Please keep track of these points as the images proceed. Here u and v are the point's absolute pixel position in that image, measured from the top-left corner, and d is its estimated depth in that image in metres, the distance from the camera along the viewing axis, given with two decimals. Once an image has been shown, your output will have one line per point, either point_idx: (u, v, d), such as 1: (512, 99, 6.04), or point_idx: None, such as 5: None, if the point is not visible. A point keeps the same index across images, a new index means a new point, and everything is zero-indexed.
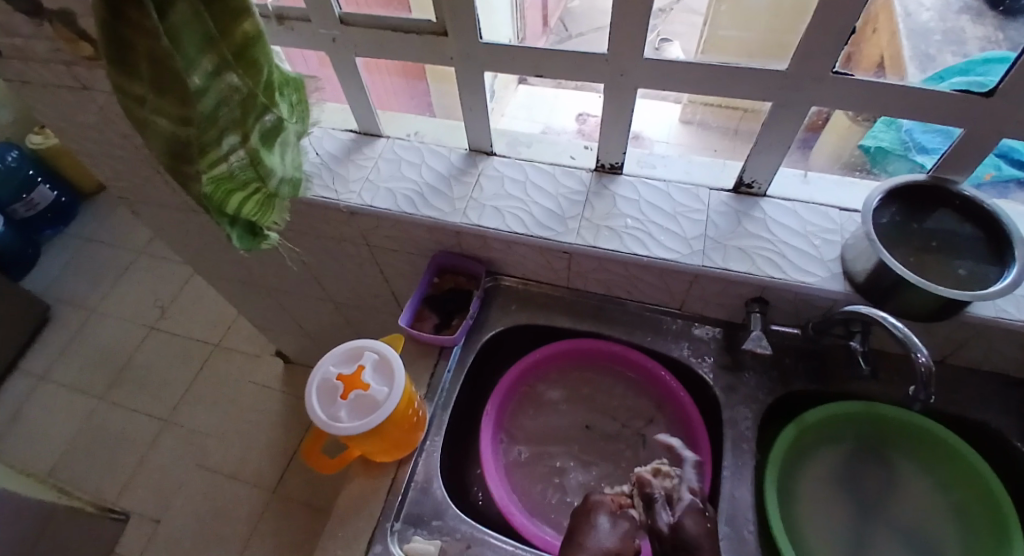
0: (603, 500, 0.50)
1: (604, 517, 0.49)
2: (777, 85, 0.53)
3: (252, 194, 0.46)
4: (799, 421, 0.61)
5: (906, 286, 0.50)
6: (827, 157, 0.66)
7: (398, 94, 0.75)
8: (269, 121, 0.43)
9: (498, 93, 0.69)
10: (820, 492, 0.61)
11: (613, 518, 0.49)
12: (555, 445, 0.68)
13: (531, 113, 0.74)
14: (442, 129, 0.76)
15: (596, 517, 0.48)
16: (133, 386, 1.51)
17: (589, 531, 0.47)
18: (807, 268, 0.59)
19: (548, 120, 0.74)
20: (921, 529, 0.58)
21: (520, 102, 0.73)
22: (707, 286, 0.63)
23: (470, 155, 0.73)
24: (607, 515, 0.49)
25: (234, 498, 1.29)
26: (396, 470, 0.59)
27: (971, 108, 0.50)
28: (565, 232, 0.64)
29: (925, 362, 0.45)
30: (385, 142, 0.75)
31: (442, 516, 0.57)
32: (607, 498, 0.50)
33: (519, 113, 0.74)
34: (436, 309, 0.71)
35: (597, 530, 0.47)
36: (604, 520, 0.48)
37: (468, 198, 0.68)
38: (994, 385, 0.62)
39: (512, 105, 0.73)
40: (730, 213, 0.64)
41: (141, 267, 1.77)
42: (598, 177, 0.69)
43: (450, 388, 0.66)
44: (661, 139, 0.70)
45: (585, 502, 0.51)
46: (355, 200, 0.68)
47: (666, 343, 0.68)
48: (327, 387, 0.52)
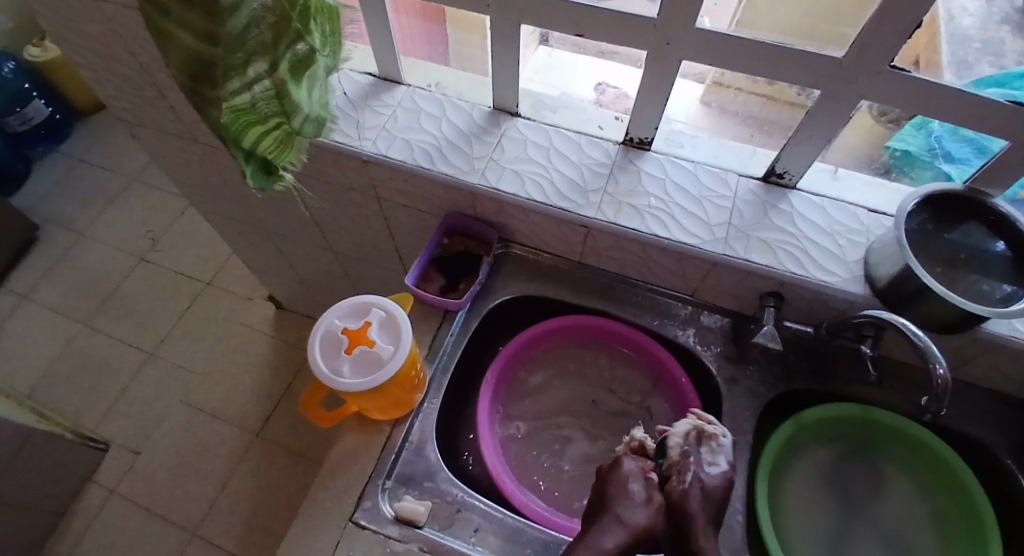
0: (634, 467, 0.50)
1: (635, 480, 0.49)
2: (829, 74, 0.50)
3: (272, 130, 0.42)
4: (796, 419, 0.61)
5: (931, 296, 0.49)
6: (846, 154, 0.64)
7: (418, 39, 0.71)
8: (302, 51, 0.39)
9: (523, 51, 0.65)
10: (807, 486, 0.62)
11: (641, 481, 0.50)
12: (567, 417, 0.68)
13: (550, 77, 0.70)
14: (464, 82, 0.72)
15: (631, 486, 0.49)
16: (120, 315, 1.48)
17: (626, 499, 0.48)
18: (829, 267, 0.57)
19: (566, 86, 0.71)
20: (901, 533, 0.60)
21: (541, 62, 0.69)
22: (724, 276, 0.61)
23: (493, 113, 0.69)
24: (640, 483, 0.49)
25: (217, 437, 1.29)
26: (391, 429, 0.59)
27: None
28: (586, 205, 0.61)
29: (942, 375, 0.45)
30: (405, 89, 0.71)
31: (433, 478, 0.57)
32: (637, 466, 0.51)
33: (539, 75, 0.70)
34: (444, 271, 0.69)
35: (633, 496, 0.48)
36: (638, 488, 0.49)
37: (488, 158, 0.65)
38: (991, 402, 0.62)
39: (530, 66, 0.68)
40: (757, 203, 0.62)
41: (134, 194, 1.71)
42: (625, 151, 0.66)
43: (452, 350, 0.64)
44: (679, 118, 0.67)
45: (615, 470, 0.51)
46: (370, 148, 0.65)
47: (673, 327, 0.67)
48: (332, 340, 0.50)
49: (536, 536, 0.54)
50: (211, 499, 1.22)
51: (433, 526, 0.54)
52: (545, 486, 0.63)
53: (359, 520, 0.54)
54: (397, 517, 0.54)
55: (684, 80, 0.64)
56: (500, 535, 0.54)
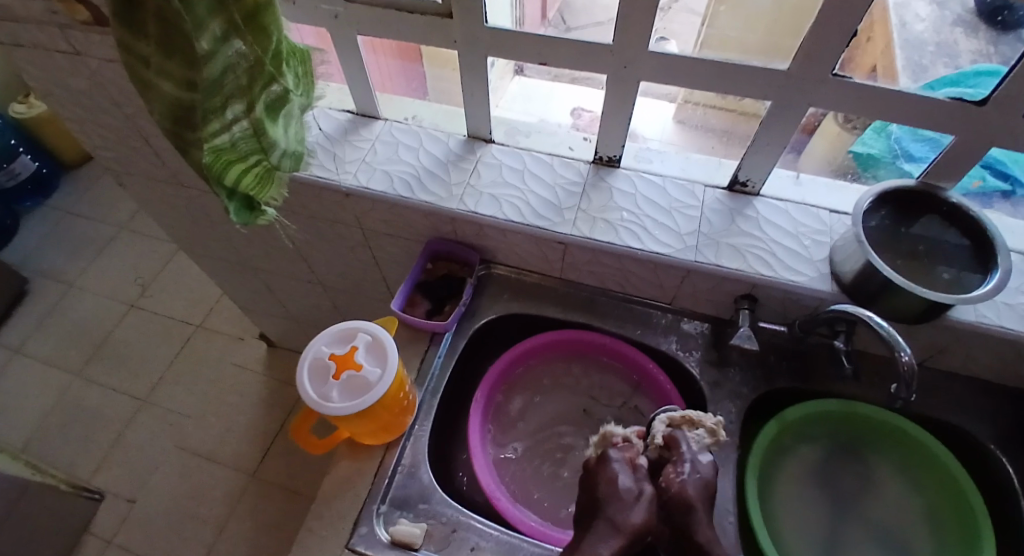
0: (621, 460, 0.51)
1: (623, 473, 0.49)
2: (778, 85, 0.53)
3: (252, 167, 0.45)
4: (781, 417, 0.62)
5: (893, 288, 0.51)
6: (818, 161, 0.67)
7: (396, 76, 0.75)
8: (275, 92, 0.42)
9: (496, 83, 0.70)
10: (797, 485, 0.63)
11: (629, 472, 0.50)
12: (568, 426, 0.69)
13: (527, 105, 0.75)
14: (441, 115, 0.76)
15: (621, 482, 0.49)
16: (111, 363, 1.48)
17: (619, 502, 0.48)
18: (797, 267, 0.60)
19: (544, 113, 0.74)
20: (893, 525, 0.60)
21: (517, 92, 0.74)
22: (699, 282, 0.64)
23: (468, 141, 0.72)
24: (629, 476, 0.49)
25: (212, 480, 1.27)
26: (383, 453, 0.59)
27: (964, 116, 0.51)
28: (561, 223, 0.64)
29: (908, 362, 0.47)
30: (383, 124, 0.74)
31: (428, 500, 0.57)
32: (623, 457, 0.51)
33: (517, 104, 0.74)
34: (429, 295, 0.70)
35: (624, 494, 0.48)
36: (629, 483, 0.49)
37: (465, 184, 0.67)
38: (967, 387, 0.64)
39: (508, 97, 0.74)
40: (724, 211, 0.64)
41: (123, 242, 1.73)
42: (596, 169, 0.69)
43: (440, 373, 0.65)
44: (654, 138, 0.72)
45: (604, 465, 0.50)
46: (351, 181, 0.68)
47: (655, 336, 0.69)
48: (320, 366, 0.51)
49: (533, 550, 0.54)
50: (208, 544, 1.19)
51: (429, 548, 0.55)
52: (540, 501, 0.64)
53: (356, 546, 0.54)
54: (392, 541, 0.54)
55: (655, 99, 0.67)
56: (496, 553, 0.54)
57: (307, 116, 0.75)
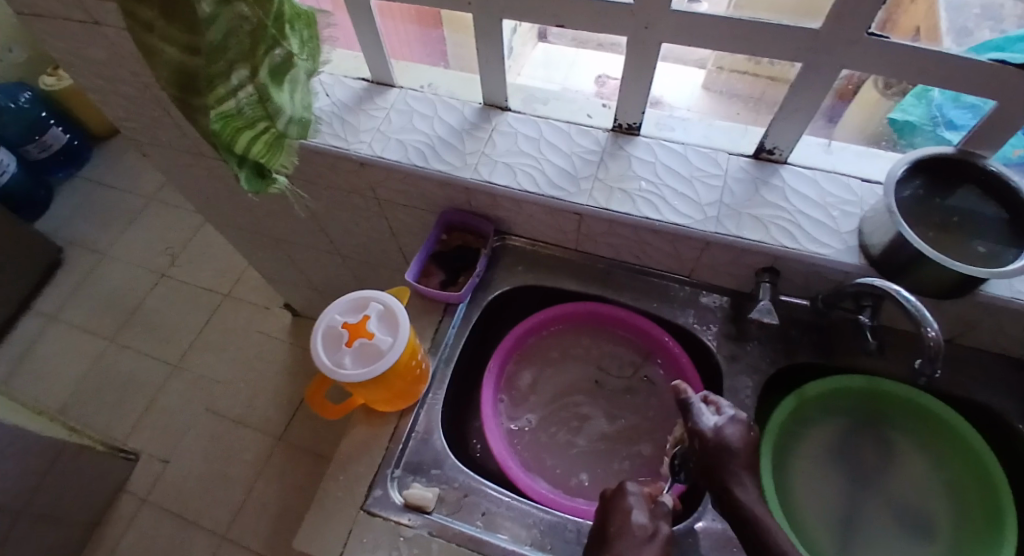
0: (639, 495, 0.49)
1: (638, 509, 0.48)
2: (807, 46, 0.50)
3: (261, 134, 0.44)
4: (799, 393, 0.61)
5: (924, 261, 0.49)
6: (852, 128, 0.64)
7: (413, 42, 0.74)
8: (279, 56, 0.41)
9: (518, 48, 0.70)
10: (814, 462, 0.62)
11: (646, 509, 0.48)
12: (584, 395, 0.69)
13: (550, 72, 0.73)
14: (456, 82, 0.74)
15: (633, 517, 0.47)
16: (144, 330, 1.54)
17: (630, 537, 0.46)
18: (822, 239, 0.57)
19: (566, 80, 0.72)
20: (913, 503, 0.59)
21: (540, 59, 0.73)
22: (718, 254, 0.62)
23: (483, 109, 0.71)
24: (646, 513, 0.48)
25: (241, 442, 1.33)
26: (398, 420, 0.61)
27: (1012, 78, 0.47)
28: (577, 193, 0.62)
29: (934, 338, 0.45)
30: (397, 91, 0.73)
31: (440, 465, 0.58)
32: (642, 493, 0.50)
33: (540, 71, 0.73)
34: (444, 266, 0.70)
35: (638, 530, 0.47)
36: (644, 519, 0.48)
37: (480, 153, 0.66)
38: (1000, 366, 0.62)
39: (530, 64, 0.73)
40: (747, 180, 0.62)
41: (152, 212, 1.77)
42: (615, 138, 0.67)
43: (453, 342, 0.66)
44: (682, 106, 0.69)
45: (620, 496, 0.49)
46: (365, 150, 0.67)
47: (672, 309, 0.68)
48: (333, 334, 0.52)
49: (542, 517, 0.55)
50: (239, 502, 1.26)
51: (441, 511, 0.56)
52: (552, 469, 0.64)
53: (370, 507, 0.56)
54: (406, 503, 0.56)
55: (685, 66, 0.66)
56: (507, 518, 0.55)
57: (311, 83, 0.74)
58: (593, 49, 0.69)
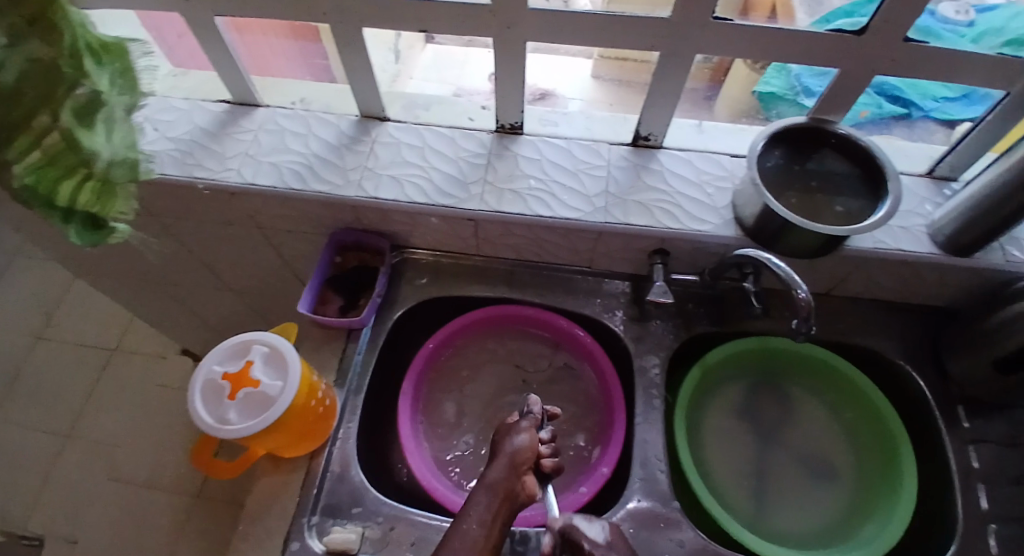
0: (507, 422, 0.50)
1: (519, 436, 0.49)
2: (663, 35, 0.52)
3: (84, 181, 0.39)
4: (702, 362, 0.64)
5: (791, 228, 0.53)
6: (732, 109, 0.67)
7: (296, 57, 0.69)
8: (84, 94, 0.37)
9: (403, 52, 0.67)
10: (726, 426, 0.65)
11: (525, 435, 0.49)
12: (512, 395, 0.68)
13: (443, 75, 0.71)
14: (330, 95, 0.70)
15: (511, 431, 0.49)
16: (20, 403, 1.35)
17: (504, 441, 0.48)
18: (703, 217, 0.60)
19: (461, 81, 0.70)
20: (817, 445, 0.64)
21: (431, 63, 0.70)
22: (612, 243, 0.63)
23: (361, 121, 0.68)
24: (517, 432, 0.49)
25: (153, 507, 1.20)
26: (309, 462, 0.57)
27: (846, 47, 0.52)
28: (468, 199, 0.61)
29: (804, 297, 0.48)
30: (265, 111, 0.68)
31: (361, 502, 0.55)
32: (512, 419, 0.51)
33: (432, 73, 0.71)
34: (341, 290, 0.66)
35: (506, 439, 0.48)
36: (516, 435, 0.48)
37: (362, 168, 0.63)
38: (872, 312, 0.68)
39: (422, 68, 0.70)
40: (629, 168, 0.64)
41: (11, 269, 1.56)
42: (499, 138, 0.67)
43: (362, 369, 0.63)
44: (576, 98, 0.69)
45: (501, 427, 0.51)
46: (235, 179, 0.62)
47: (578, 301, 0.68)
48: (215, 385, 0.47)
49: None
50: None
51: (367, 551, 0.53)
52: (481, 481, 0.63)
53: None
54: (327, 550, 0.52)
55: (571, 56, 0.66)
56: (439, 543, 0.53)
57: (135, 118, 0.67)
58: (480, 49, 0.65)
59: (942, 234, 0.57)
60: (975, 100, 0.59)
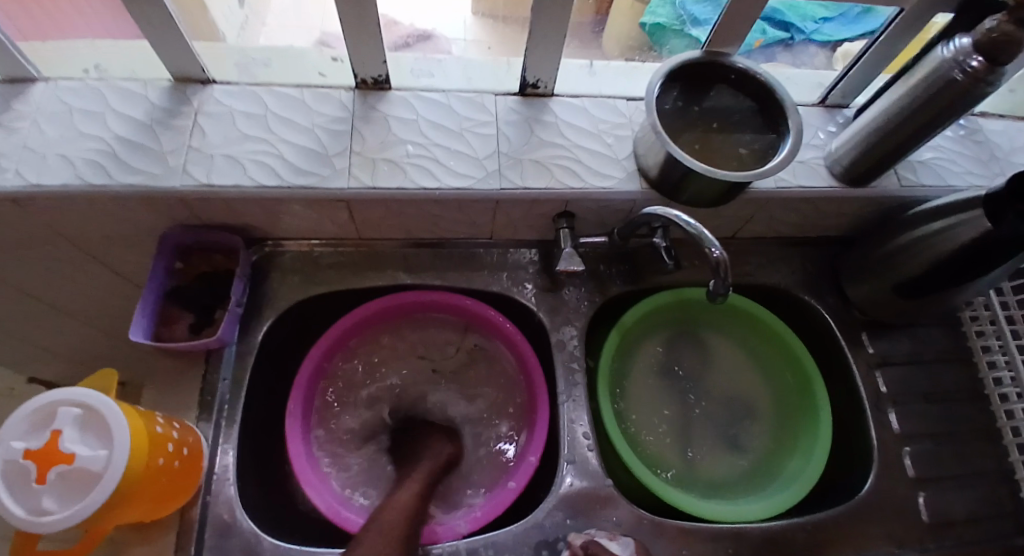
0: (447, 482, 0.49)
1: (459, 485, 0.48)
2: None
3: None
4: (619, 326, 0.60)
5: (694, 176, 0.48)
6: (619, 43, 0.63)
7: (77, 10, 0.54)
8: None
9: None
10: (650, 386, 0.63)
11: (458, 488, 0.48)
12: (425, 391, 0.62)
13: (303, 18, 0.61)
14: (132, 56, 0.54)
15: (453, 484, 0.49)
16: None
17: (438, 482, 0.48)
18: (604, 171, 0.54)
19: (324, 25, 0.60)
20: (737, 389, 0.64)
21: (286, 6, 0.62)
22: (511, 210, 0.56)
23: (178, 88, 0.53)
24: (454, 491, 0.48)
25: None
26: (181, 520, 0.47)
27: None
28: (333, 175, 0.51)
29: (717, 256, 0.44)
30: (41, 86, 0.51)
31: (256, 552, 0.46)
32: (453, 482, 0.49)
33: (287, 14, 0.61)
34: (192, 304, 0.54)
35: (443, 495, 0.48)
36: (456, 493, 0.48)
37: (186, 149, 0.49)
38: (776, 247, 0.67)
39: (275, 13, 0.61)
40: (519, 121, 0.56)
41: None
42: (363, 97, 0.55)
43: (232, 397, 0.52)
44: (460, 36, 0.62)
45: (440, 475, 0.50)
46: (6, 181, 0.47)
47: (483, 278, 0.61)
48: (15, 470, 0.36)
49: None
50: None
51: None
52: None
53: None
54: None
55: None
56: None
57: None
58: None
59: (839, 165, 0.56)
60: (852, 18, 0.61)
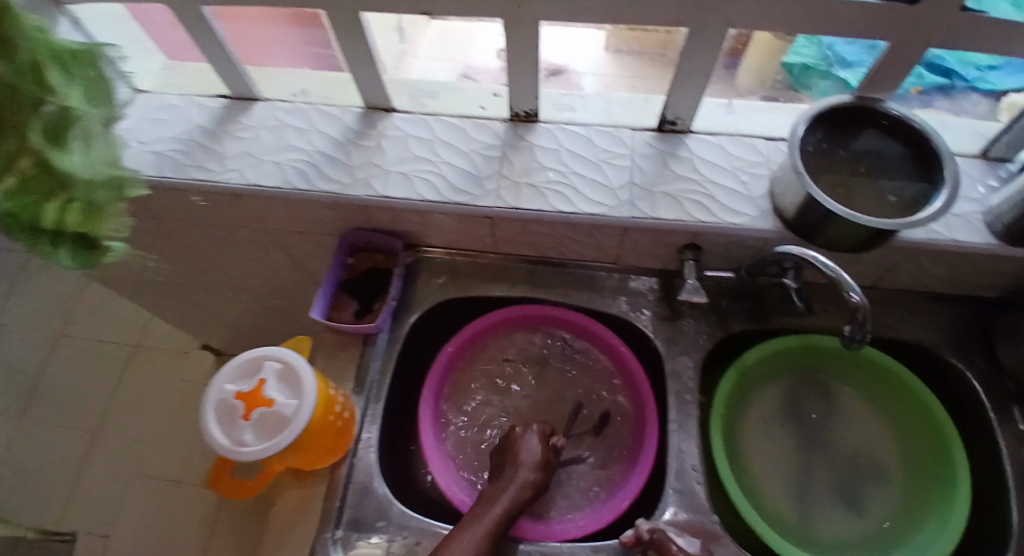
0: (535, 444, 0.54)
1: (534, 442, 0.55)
2: (691, 7, 0.47)
3: (68, 204, 0.36)
4: (740, 364, 0.60)
5: (835, 219, 0.48)
6: (752, 77, 0.62)
7: (275, 46, 0.65)
8: (51, 111, 0.34)
9: (407, 29, 0.64)
10: (765, 429, 0.62)
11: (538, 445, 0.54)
12: (537, 399, 0.65)
13: (446, 52, 0.67)
14: (331, 86, 0.66)
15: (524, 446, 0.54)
16: (51, 402, 1.38)
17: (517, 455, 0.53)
18: (737, 207, 0.55)
19: (466, 58, 0.66)
20: (863, 449, 0.60)
21: (433, 40, 0.67)
22: (638, 238, 0.59)
23: (366, 114, 0.64)
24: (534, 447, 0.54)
25: (184, 502, 1.22)
26: (331, 475, 0.55)
27: (893, 17, 0.46)
28: (483, 195, 0.57)
29: (857, 301, 0.44)
30: (265, 106, 0.65)
31: (386, 516, 0.54)
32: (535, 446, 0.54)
33: (435, 53, 0.66)
34: (355, 294, 0.64)
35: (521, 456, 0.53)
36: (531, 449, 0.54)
37: (369, 165, 0.59)
38: (921, 301, 0.63)
39: (424, 46, 0.67)
40: (655, 155, 0.59)
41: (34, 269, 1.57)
42: (513, 127, 0.62)
43: (379, 378, 0.61)
44: (586, 71, 0.65)
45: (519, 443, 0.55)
46: (237, 180, 0.59)
47: (603, 300, 0.65)
48: (226, 408, 0.46)
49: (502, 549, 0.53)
50: None
51: None
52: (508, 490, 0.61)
53: None
54: None
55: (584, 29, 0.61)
56: None
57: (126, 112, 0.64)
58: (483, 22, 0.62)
59: (1000, 222, 0.51)
60: (1012, 71, 0.57)
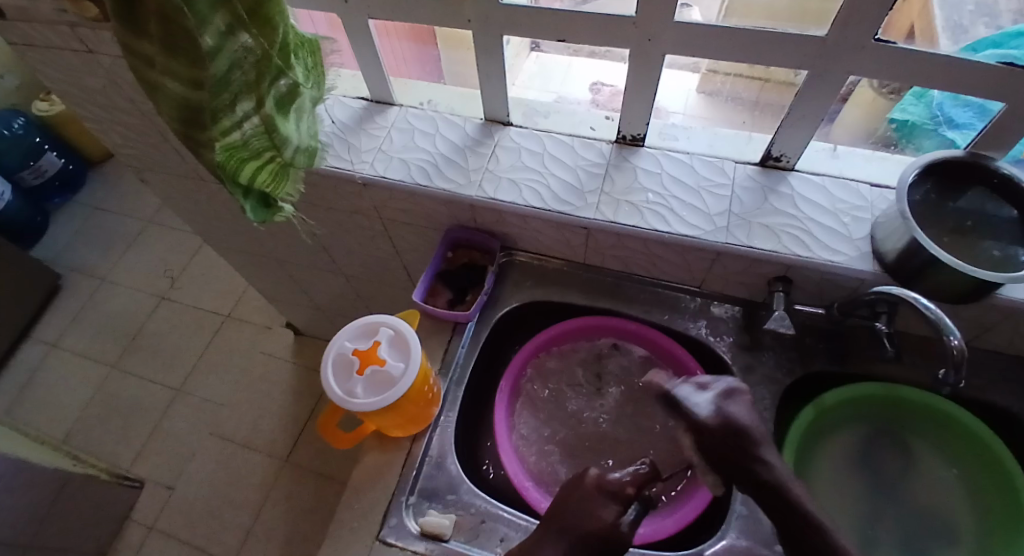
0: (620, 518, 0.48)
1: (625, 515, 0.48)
2: (814, 53, 0.50)
3: (267, 164, 0.44)
4: (818, 403, 0.60)
5: (940, 266, 0.48)
6: (853, 131, 0.63)
7: (410, 61, 0.73)
8: (284, 86, 0.41)
9: (513, 60, 0.67)
10: (835, 475, 0.61)
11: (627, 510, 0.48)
12: (606, 410, 0.67)
13: (546, 83, 0.72)
14: (455, 98, 0.73)
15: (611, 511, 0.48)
16: (146, 356, 1.52)
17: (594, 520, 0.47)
18: (835, 247, 0.57)
19: (562, 89, 0.71)
20: (939, 510, 0.58)
21: (534, 70, 0.71)
22: (729, 265, 0.61)
23: (485, 124, 0.70)
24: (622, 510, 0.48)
25: (246, 466, 1.31)
26: (411, 445, 0.59)
27: (1015, 81, 0.47)
28: (584, 207, 0.62)
29: (957, 346, 0.43)
30: (398, 110, 0.72)
31: (456, 491, 0.57)
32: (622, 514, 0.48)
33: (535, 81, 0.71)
34: (451, 285, 0.69)
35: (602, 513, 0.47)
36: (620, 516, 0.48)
37: (484, 170, 0.65)
38: (1021, 368, 0.60)
39: (525, 75, 0.71)
40: (755, 189, 0.61)
41: (149, 235, 1.76)
42: (619, 149, 0.67)
43: (464, 363, 0.65)
44: (676, 110, 0.68)
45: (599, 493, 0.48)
46: (368, 171, 0.67)
47: (683, 321, 0.67)
48: (343, 361, 0.51)
49: None
50: (246, 528, 1.23)
51: (459, 539, 0.55)
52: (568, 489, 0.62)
53: (386, 537, 0.54)
54: (423, 532, 0.54)
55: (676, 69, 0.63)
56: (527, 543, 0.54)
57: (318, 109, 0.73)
58: (587, 58, 0.67)
59: None
60: None
